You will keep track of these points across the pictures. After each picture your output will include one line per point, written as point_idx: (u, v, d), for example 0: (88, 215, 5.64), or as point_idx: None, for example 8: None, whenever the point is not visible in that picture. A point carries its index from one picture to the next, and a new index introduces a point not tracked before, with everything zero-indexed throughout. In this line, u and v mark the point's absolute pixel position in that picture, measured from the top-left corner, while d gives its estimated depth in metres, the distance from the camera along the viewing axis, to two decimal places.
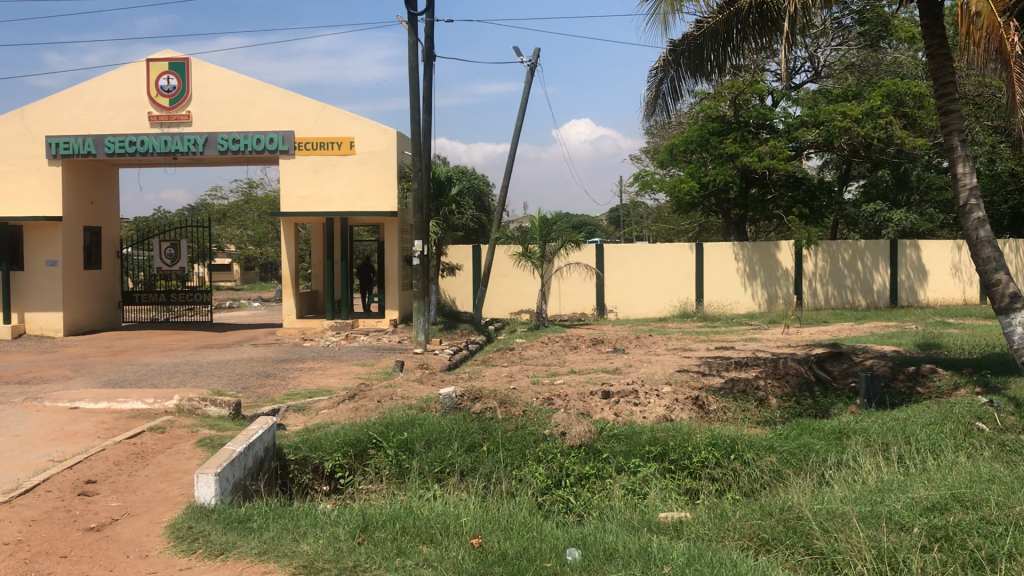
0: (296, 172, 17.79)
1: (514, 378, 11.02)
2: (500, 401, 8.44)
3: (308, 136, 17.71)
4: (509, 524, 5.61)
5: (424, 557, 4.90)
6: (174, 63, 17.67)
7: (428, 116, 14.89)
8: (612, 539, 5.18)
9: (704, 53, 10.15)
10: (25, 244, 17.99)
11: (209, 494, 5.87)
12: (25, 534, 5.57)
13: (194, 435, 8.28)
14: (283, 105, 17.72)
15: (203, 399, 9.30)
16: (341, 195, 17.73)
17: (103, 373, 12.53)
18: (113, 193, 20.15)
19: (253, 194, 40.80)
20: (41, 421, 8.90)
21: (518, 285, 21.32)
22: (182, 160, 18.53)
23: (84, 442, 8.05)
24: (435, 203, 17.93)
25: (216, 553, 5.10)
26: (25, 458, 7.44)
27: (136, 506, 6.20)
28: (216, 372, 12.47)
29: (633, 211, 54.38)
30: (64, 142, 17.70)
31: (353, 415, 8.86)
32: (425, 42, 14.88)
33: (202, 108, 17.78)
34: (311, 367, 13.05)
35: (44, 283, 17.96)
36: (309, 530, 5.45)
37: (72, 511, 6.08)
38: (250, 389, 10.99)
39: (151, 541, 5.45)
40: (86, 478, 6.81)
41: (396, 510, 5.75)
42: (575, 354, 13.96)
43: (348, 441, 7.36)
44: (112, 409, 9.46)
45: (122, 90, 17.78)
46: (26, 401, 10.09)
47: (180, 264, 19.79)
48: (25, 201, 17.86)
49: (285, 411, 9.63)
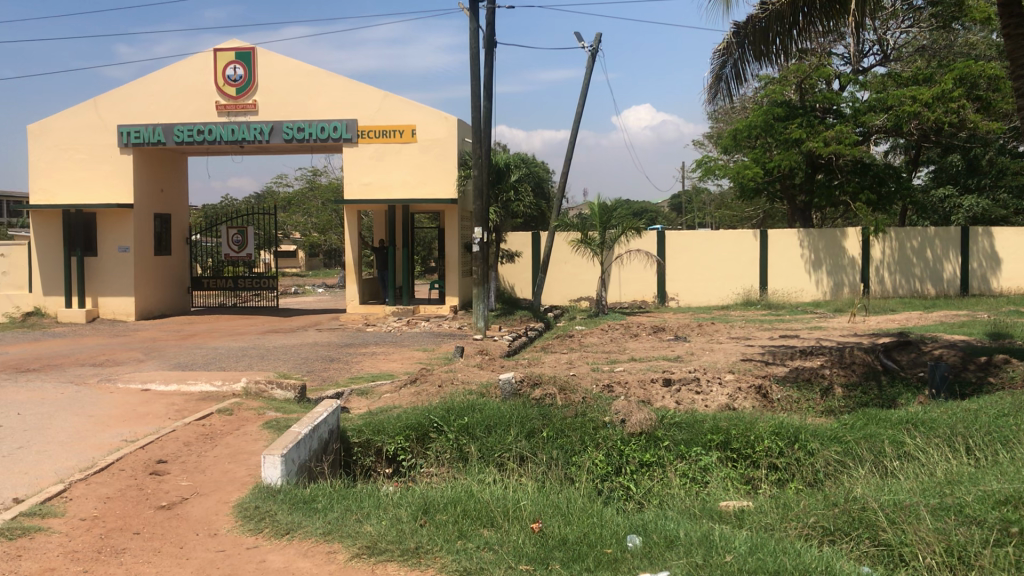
0: (360, 160, 17.94)
1: (574, 365, 11.04)
2: (560, 388, 8.46)
3: (370, 124, 17.81)
4: (570, 510, 5.60)
5: (485, 541, 4.94)
6: (241, 53, 17.97)
7: (489, 102, 14.88)
8: (673, 527, 5.16)
9: (769, 36, 9.96)
10: (99, 230, 18.55)
11: (275, 475, 5.98)
12: (100, 511, 5.79)
13: (260, 418, 8.45)
14: (347, 94, 17.88)
15: (269, 382, 9.47)
16: (402, 183, 17.79)
17: (173, 356, 12.84)
18: (181, 180, 20.58)
19: (316, 181, 41.33)
20: (116, 403, 9.19)
21: (579, 272, 21.28)
22: (248, 148, 18.82)
23: (154, 423, 8.29)
24: (493, 190, 17.93)
25: (282, 532, 5.24)
26: (100, 438, 7.71)
27: (205, 486, 6.38)
28: (282, 356, 12.69)
29: (695, 197, 53.69)
30: (135, 132, 18.17)
31: (414, 399, 8.97)
32: (487, 28, 14.87)
33: (267, 98, 18.04)
34: (373, 353, 13.22)
35: (116, 268, 18.48)
36: (371, 511, 5.54)
37: (144, 489, 6.28)
38: (314, 373, 11.19)
39: (219, 520, 5.61)
40: (158, 458, 7.01)
41: (457, 493, 5.81)
42: (636, 341, 13.90)
43: (410, 425, 7.46)
44: (182, 391, 9.72)
45: (189, 80, 18.14)
46: (100, 383, 10.41)
47: (246, 250, 20.13)
48: (98, 189, 18.41)
49: (348, 395, 9.76)
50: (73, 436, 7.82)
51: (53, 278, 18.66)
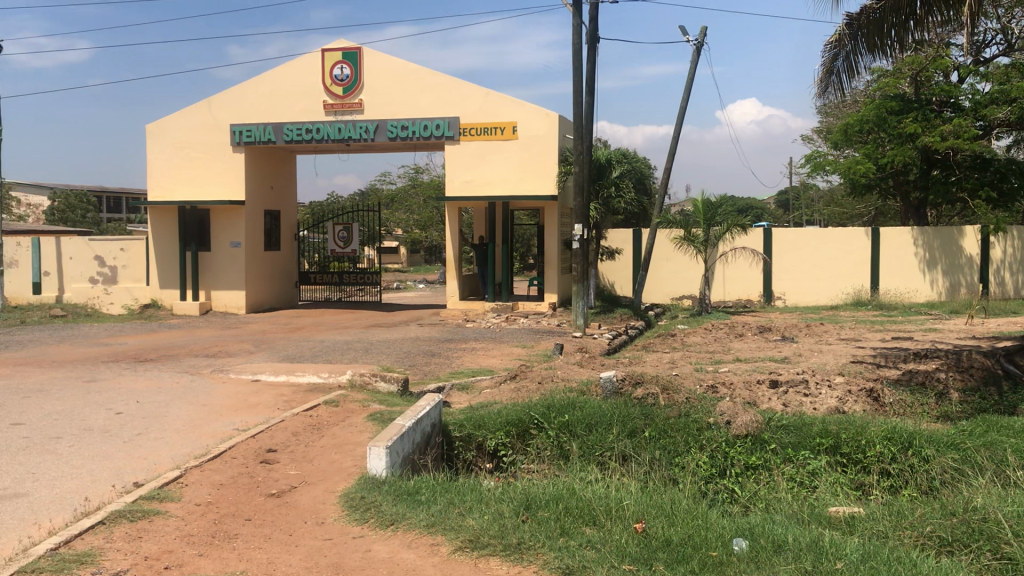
0: (462, 157, 18.10)
1: (676, 365, 10.89)
2: (663, 387, 8.35)
3: (472, 122, 17.95)
4: (673, 511, 5.52)
5: (587, 539, 4.92)
6: (347, 53, 18.36)
7: (591, 98, 14.81)
8: (781, 531, 5.03)
9: (884, 28, 9.59)
10: (212, 226, 19.23)
11: (380, 466, 6.08)
12: (214, 496, 6.01)
13: (364, 410, 8.62)
14: (450, 92, 18.05)
15: (373, 375, 9.65)
16: (503, 179, 17.85)
17: (282, 348, 13.23)
18: (289, 178, 21.16)
19: (419, 178, 41.92)
20: (228, 393, 9.51)
21: (681, 270, 21.01)
22: (354, 146, 19.22)
23: (264, 413, 8.55)
24: (594, 187, 17.84)
25: (387, 523, 5.34)
26: (213, 427, 8.00)
27: (313, 475, 6.54)
28: (385, 350, 12.92)
29: (802, 194, 52.31)
30: (247, 131, 18.78)
31: (515, 395, 9.00)
32: (589, 24, 14.80)
33: (372, 97, 18.38)
34: (474, 348, 13.33)
35: (228, 263, 19.15)
36: (474, 505, 5.57)
37: (255, 477, 6.48)
38: (417, 367, 11.36)
39: (326, 509, 5.75)
40: (267, 447, 7.22)
41: (559, 490, 5.79)
42: (740, 341, 13.62)
43: (511, 421, 7.48)
44: (290, 383, 10.00)
45: (299, 81, 18.64)
46: (214, 373, 10.80)
47: (352, 246, 20.54)
48: (211, 187, 19.11)
49: (450, 389, 9.87)
50: (188, 424, 8.12)
51: (170, 272, 19.45)
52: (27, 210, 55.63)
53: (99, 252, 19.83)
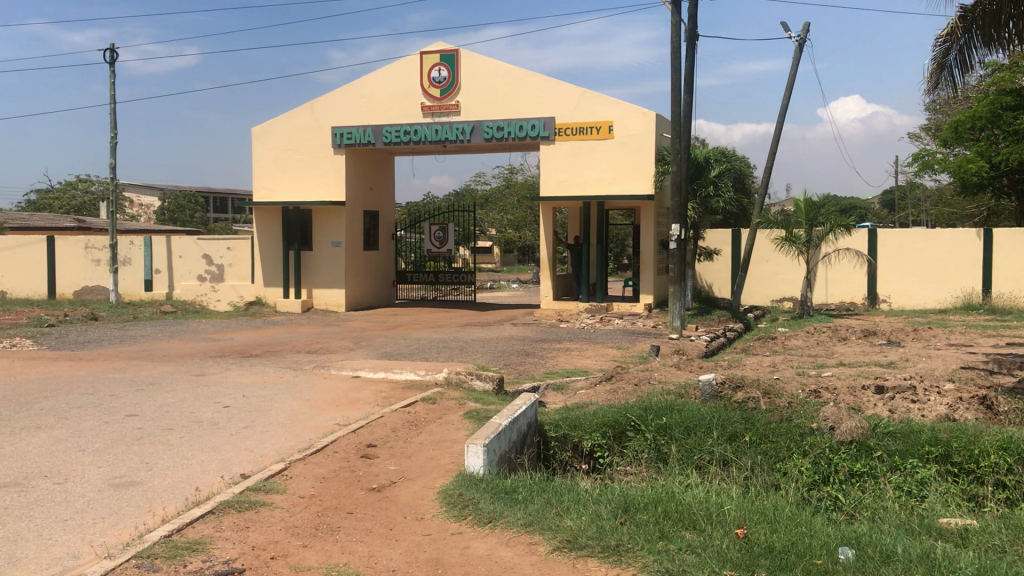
0: (557, 157, 18.10)
1: (776, 368, 10.66)
2: (764, 391, 8.19)
3: (568, 122, 17.92)
4: (776, 518, 5.40)
5: (687, 543, 4.85)
6: (445, 55, 18.57)
7: (689, 97, 14.62)
8: (890, 542, 4.87)
9: (1001, 20, 9.19)
10: (313, 226, 19.72)
11: (477, 464, 6.13)
12: (317, 489, 6.16)
13: (461, 408, 8.71)
14: (546, 92, 18.06)
15: (469, 373, 9.73)
16: (599, 179, 17.76)
17: (380, 345, 13.47)
18: (387, 178, 21.52)
19: (514, 179, 42.08)
20: (329, 388, 9.75)
21: (781, 271, 20.55)
22: (450, 147, 19.42)
23: (364, 409, 8.73)
24: (691, 186, 17.61)
25: (485, 521, 5.38)
26: (316, 421, 8.20)
27: (412, 471, 6.65)
28: (481, 349, 13.02)
29: (908, 194, 50.48)
30: (347, 133, 19.20)
31: (611, 396, 8.95)
32: (688, 22, 14.61)
33: (469, 98, 18.55)
34: (569, 348, 13.32)
35: (328, 262, 19.62)
36: (572, 505, 5.56)
37: (356, 472, 6.62)
38: (512, 366, 11.42)
39: (425, 505, 5.84)
40: (368, 442, 7.37)
41: (657, 493, 5.74)
42: (843, 346, 13.24)
43: (608, 422, 7.45)
44: (388, 379, 10.17)
45: (397, 83, 18.95)
46: (315, 369, 11.08)
47: (447, 246, 20.78)
48: (313, 188, 19.60)
49: (545, 389, 9.88)
50: (291, 418, 8.35)
51: (273, 270, 20.05)
52: (139, 210, 58.14)
53: (207, 250, 20.54)
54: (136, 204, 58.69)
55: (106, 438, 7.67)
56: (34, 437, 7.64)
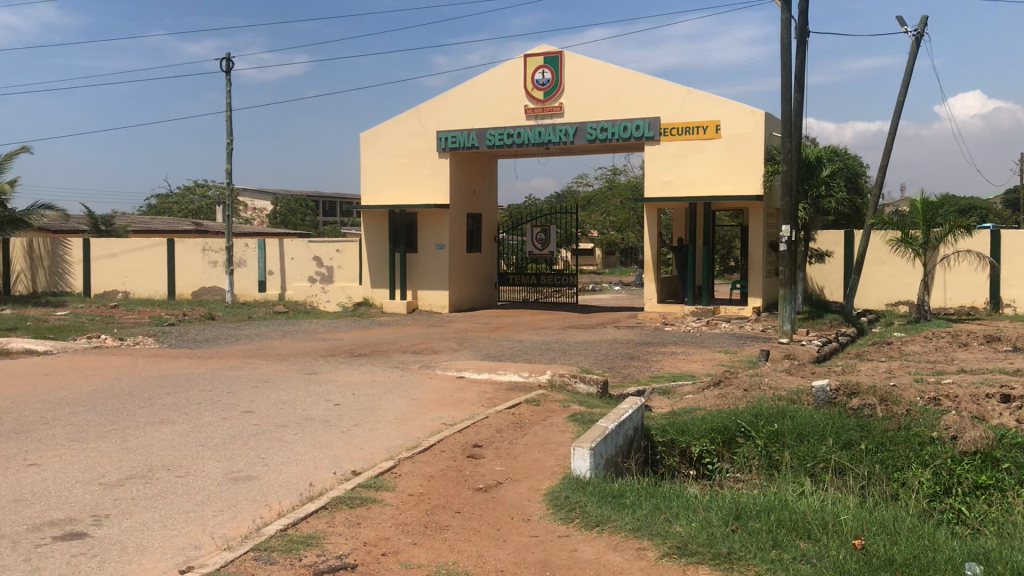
0: (662, 158, 17.90)
1: (893, 374, 10.27)
2: (881, 399, 7.91)
3: (673, 122, 17.71)
4: (896, 529, 5.21)
5: (802, 553, 4.72)
6: (549, 57, 18.61)
7: (799, 95, 14.26)
8: (1022, 559, 4.64)
9: None
10: (418, 228, 20.03)
11: (584, 467, 6.09)
12: (425, 488, 6.24)
13: (566, 410, 8.69)
14: (651, 92, 17.87)
15: (573, 376, 9.69)
16: (705, 180, 17.47)
17: (484, 347, 13.58)
18: (491, 181, 21.69)
19: (617, 180, 41.77)
20: (434, 388, 9.87)
21: (896, 274, 19.82)
22: (554, 149, 19.44)
23: (469, 409, 8.81)
24: (802, 186, 17.17)
25: (592, 525, 5.34)
26: (422, 420, 8.32)
27: (518, 472, 6.66)
28: (584, 352, 12.98)
29: None
30: (451, 137, 19.44)
31: (719, 402, 8.78)
32: (799, 18, 14.26)
33: (573, 100, 18.54)
34: (674, 352, 13.14)
35: (433, 264, 19.89)
36: (682, 511, 5.47)
37: (463, 471, 6.68)
38: (616, 370, 11.34)
39: (532, 506, 5.85)
40: (474, 443, 7.43)
41: (770, 501, 5.61)
42: (965, 352, 12.66)
43: (716, 427, 7.30)
44: (493, 380, 10.24)
45: (502, 86, 19.09)
46: (421, 369, 11.24)
47: (549, 248, 20.79)
48: (419, 191, 19.92)
49: (650, 393, 9.78)
50: (399, 417, 8.49)
51: (380, 271, 20.45)
52: (253, 214, 60.21)
53: (317, 253, 21.11)
54: (250, 208, 60.81)
55: (224, 433, 7.95)
56: (157, 431, 7.99)
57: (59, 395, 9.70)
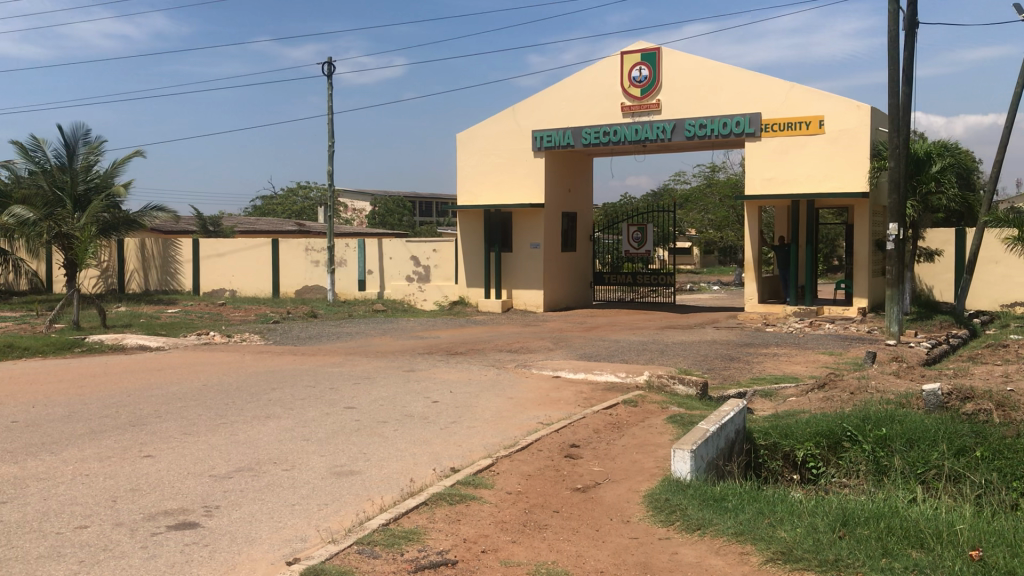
0: (762, 155, 17.52)
1: (1010, 379, 9.81)
2: (998, 404, 7.58)
3: (774, 118, 17.31)
4: (1017, 541, 4.96)
5: (914, 562, 4.54)
6: (646, 54, 18.43)
7: (908, 88, 13.76)
8: None
9: None
10: (514, 228, 20.12)
11: (684, 469, 6.00)
12: (524, 486, 6.26)
13: (664, 412, 8.59)
14: (751, 87, 17.51)
15: (671, 377, 9.58)
16: (807, 177, 17.02)
17: (580, 346, 13.54)
18: (587, 180, 21.62)
19: (715, 177, 41.06)
20: (531, 388, 9.90)
21: (1012, 274, 18.95)
22: (651, 146, 19.25)
23: (566, 409, 8.79)
24: (910, 183, 16.57)
25: (693, 528, 5.26)
26: (519, 419, 8.34)
27: (617, 473, 6.62)
28: (683, 352, 12.81)
29: None
30: (548, 136, 19.50)
31: (824, 405, 8.55)
32: (908, 8, 13.76)
33: (670, 97, 18.31)
34: (776, 353, 12.86)
35: (528, 263, 19.96)
36: (786, 516, 5.34)
37: (561, 471, 6.68)
38: (716, 371, 11.16)
39: (631, 508, 5.81)
40: (571, 442, 7.41)
41: (880, 507, 5.42)
42: None
43: (821, 431, 7.11)
44: (589, 380, 10.20)
45: (598, 84, 19.00)
46: (518, 368, 11.28)
47: (645, 247, 20.55)
48: (515, 190, 20.00)
49: (752, 396, 9.58)
50: (497, 416, 8.53)
51: (476, 271, 20.63)
52: (353, 215, 61.48)
53: (415, 252, 21.44)
54: (350, 209, 62.08)
55: (326, 429, 8.13)
56: (263, 426, 8.23)
57: (172, 390, 10.08)
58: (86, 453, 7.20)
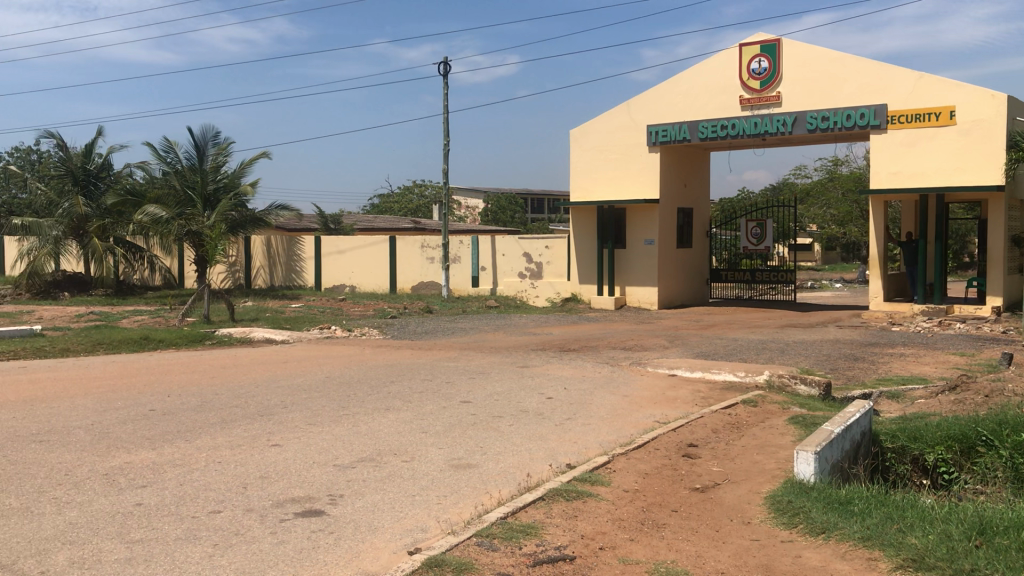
0: (888, 148, 16.85)
1: None
2: None
3: (901, 109, 16.63)
4: None
5: None
6: (766, 46, 18.01)
7: None
8: None
9: None
10: (628, 224, 19.99)
11: (808, 471, 5.84)
12: (641, 485, 6.22)
13: (785, 413, 8.39)
14: (877, 78, 16.87)
15: (793, 377, 9.35)
16: (937, 169, 16.27)
17: (697, 344, 13.35)
18: (703, 175, 21.29)
19: (837, 171, 39.74)
20: (647, 386, 9.82)
21: None
22: (770, 140, 18.80)
23: (683, 408, 8.69)
24: None
25: (818, 531, 5.13)
26: (635, 417, 8.29)
27: (737, 474, 6.50)
28: (804, 352, 12.47)
29: None
30: (663, 130, 19.26)
31: (956, 407, 8.19)
32: None
33: (791, 89, 17.84)
34: (903, 354, 12.37)
35: (642, 260, 19.79)
36: (917, 523, 5.14)
37: (679, 470, 6.60)
38: (839, 371, 10.82)
39: (752, 509, 5.70)
40: (689, 442, 7.32)
41: (1021, 517, 5.15)
42: None
43: (954, 435, 6.82)
44: (707, 379, 10.05)
45: (716, 77, 18.68)
46: (633, 365, 11.20)
47: (765, 243, 20.10)
48: (629, 186, 19.86)
49: (878, 396, 9.25)
50: (612, 413, 8.50)
51: (589, 267, 20.59)
52: (466, 212, 62.30)
53: (527, 249, 21.55)
54: (464, 206, 62.84)
55: (444, 422, 8.27)
56: (383, 418, 8.43)
57: (296, 381, 10.43)
58: (218, 441, 7.53)
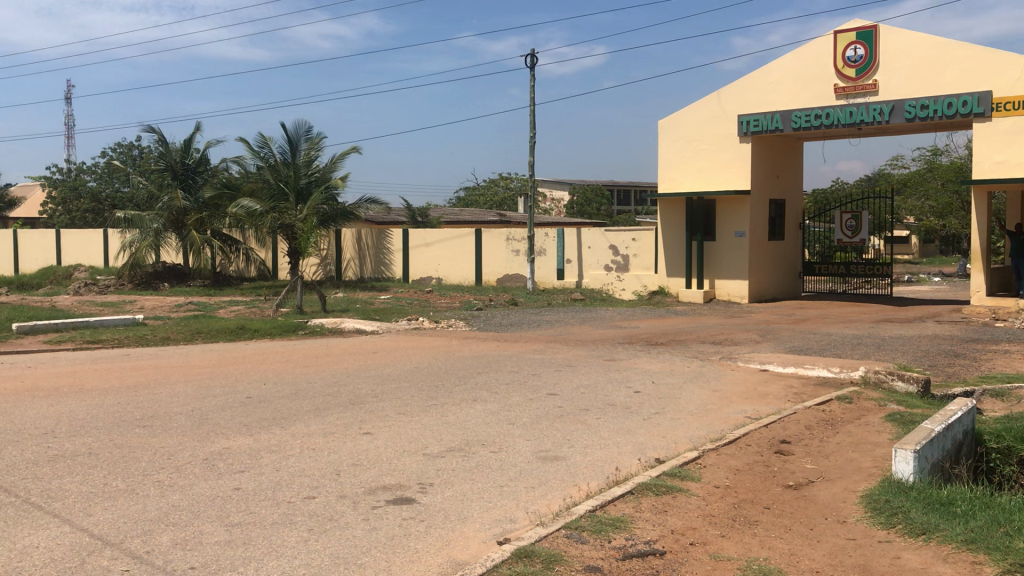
0: (993, 136, 16.15)
1: None
2: None
3: (1007, 96, 15.91)
4: None
5: None
6: (862, 32, 17.48)
7: None
8: None
9: None
10: (717, 216, 19.69)
11: (907, 470, 5.65)
12: (732, 481, 6.13)
13: (882, 410, 8.16)
14: (981, 63, 16.19)
15: (891, 373, 9.09)
16: None
17: (788, 339, 13.08)
18: (795, 166, 20.82)
19: (937, 161, 38.36)
20: (738, 380, 9.67)
21: None
22: (866, 129, 18.27)
23: (775, 403, 8.53)
24: None
25: (918, 532, 4.98)
26: (726, 413, 8.17)
27: (831, 472, 6.36)
28: (901, 347, 12.11)
29: None
30: (754, 120, 18.90)
31: None
32: None
33: (889, 76, 17.28)
34: (1008, 351, 11.89)
35: (732, 253, 19.48)
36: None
37: (771, 467, 6.49)
38: (939, 368, 10.47)
39: (848, 508, 5.56)
40: (782, 438, 7.18)
41: None
42: None
43: None
44: (800, 374, 9.85)
45: (809, 65, 18.24)
46: (723, 360, 11.05)
47: (860, 236, 19.51)
48: (718, 177, 19.56)
49: (981, 395, 8.91)
50: (701, 408, 8.40)
51: (676, 260, 20.37)
52: (552, 204, 62.25)
53: (613, 241, 21.44)
54: (549, 199, 62.84)
55: (532, 414, 8.30)
56: (472, 409, 8.50)
57: (386, 371, 10.62)
58: (313, 428, 7.72)
